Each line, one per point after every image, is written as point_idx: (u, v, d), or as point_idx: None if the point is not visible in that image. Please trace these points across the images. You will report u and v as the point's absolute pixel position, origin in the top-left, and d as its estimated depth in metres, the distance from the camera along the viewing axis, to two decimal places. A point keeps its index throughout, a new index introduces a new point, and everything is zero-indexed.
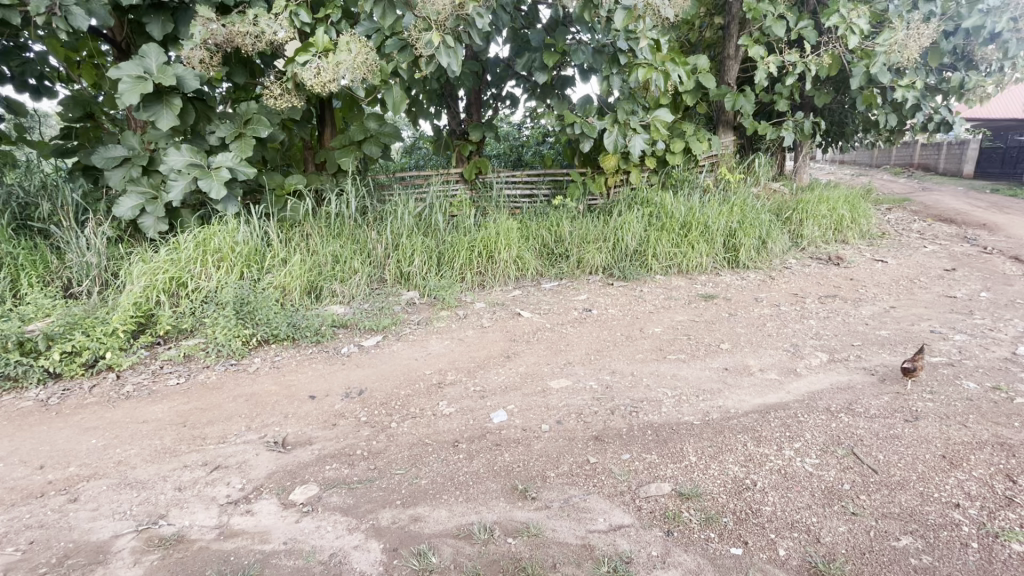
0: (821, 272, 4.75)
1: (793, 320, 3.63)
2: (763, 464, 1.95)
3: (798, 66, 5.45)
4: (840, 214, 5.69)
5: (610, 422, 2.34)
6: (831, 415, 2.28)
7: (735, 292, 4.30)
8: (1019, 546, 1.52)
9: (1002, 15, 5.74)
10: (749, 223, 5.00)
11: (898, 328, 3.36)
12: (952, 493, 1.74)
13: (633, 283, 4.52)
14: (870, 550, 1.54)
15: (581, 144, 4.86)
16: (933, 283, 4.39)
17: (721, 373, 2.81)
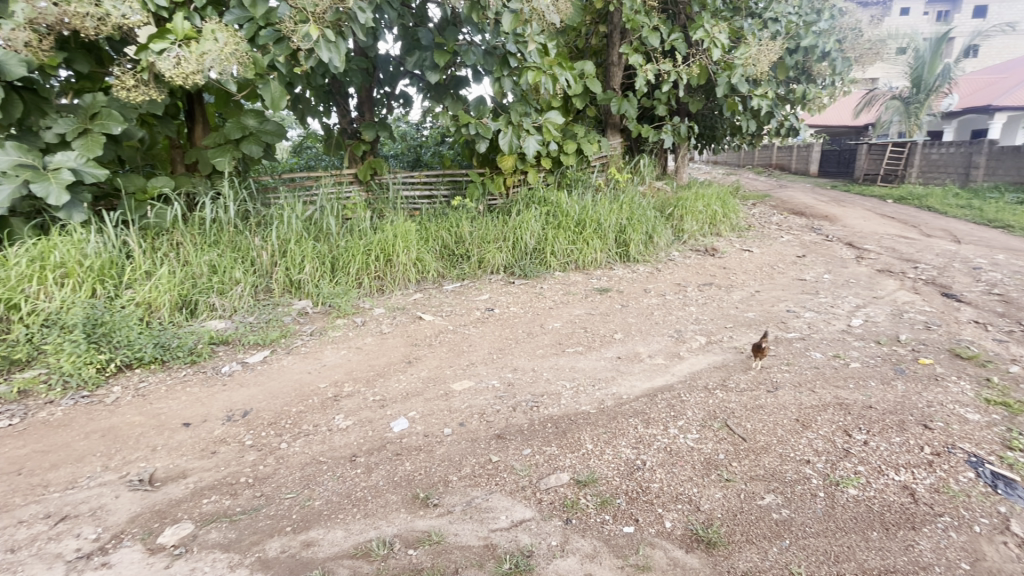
0: (699, 262, 5.22)
1: (677, 307, 3.95)
2: (651, 444, 2.08)
3: (672, 75, 5.94)
4: (714, 210, 6.30)
5: (512, 419, 2.37)
6: (709, 392, 2.51)
7: (627, 284, 4.58)
8: (854, 490, 1.78)
9: (829, 38, 6.83)
10: (637, 220, 5.35)
11: (761, 310, 3.79)
12: (804, 451, 1.99)
13: (533, 281, 4.64)
14: (742, 511, 1.71)
15: (477, 144, 4.88)
16: (789, 268, 5.02)
17: (614, 361, 2.98)
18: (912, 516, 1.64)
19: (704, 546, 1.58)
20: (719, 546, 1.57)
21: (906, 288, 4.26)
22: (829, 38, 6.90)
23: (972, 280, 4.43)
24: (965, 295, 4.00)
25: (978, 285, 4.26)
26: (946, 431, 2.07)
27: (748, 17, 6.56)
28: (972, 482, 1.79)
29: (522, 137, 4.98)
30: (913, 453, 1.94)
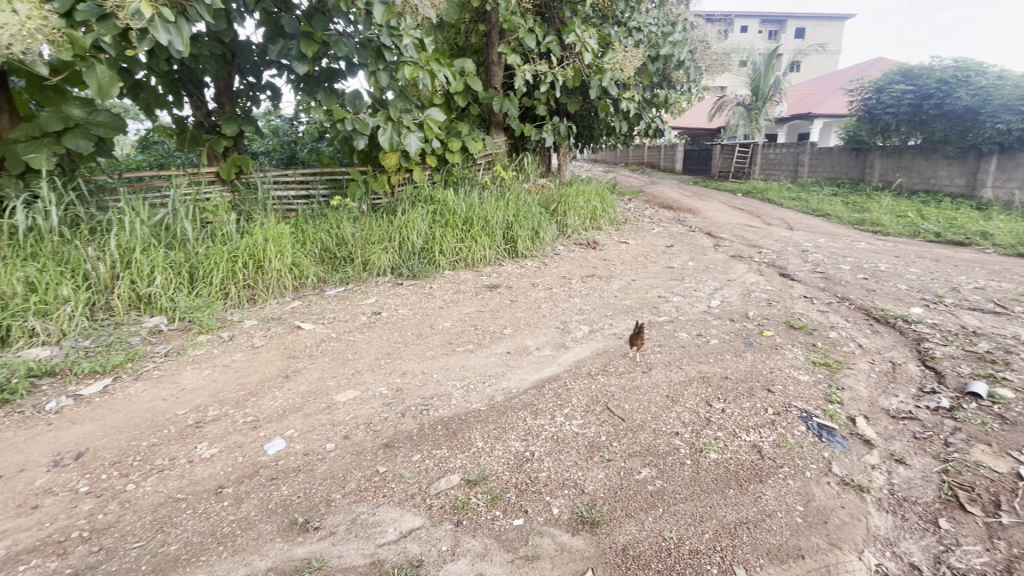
0: (582, 255, 5.50)
1: (563, 299, 4.12)
2: (539, 435, 2.14)
3: (548, 76, 6.15)
4: (593, 205, 6.67)
5: (401, 425, 2.30)
6: (591, 378, 2.65)
7: (516, 280, 4.67)
8: (714, 454, 1.98)
9: (683, 49, 7.56)
10: (523, 216, 5.48)
11: (637, 297, 4.10)
12: (674, 424, 2.18)
13: (422, 281, 4.54)
14: (622, 488, 1.82)
15: (354, 141, 4.62)
16: (660, 257, 5.49)
17: (503, 357, 3.02)
18: (760, 471, 1.87)
19: (589, 527, 1.65)
20: (602, 524, 1.66)
21: (753, 270, 4.87)
22: (683, 48, 7.61)
23: (802, 261, 5.18)
24: (797, 274, 4.68)
25: (806, 265, 5.00)
26: (783, 393, 2.39)
27: (615, 25, 7.02)
28: (804, 434, 2.09)
29: (403, 134, 4.81)
30: (759, 415, 2.21)
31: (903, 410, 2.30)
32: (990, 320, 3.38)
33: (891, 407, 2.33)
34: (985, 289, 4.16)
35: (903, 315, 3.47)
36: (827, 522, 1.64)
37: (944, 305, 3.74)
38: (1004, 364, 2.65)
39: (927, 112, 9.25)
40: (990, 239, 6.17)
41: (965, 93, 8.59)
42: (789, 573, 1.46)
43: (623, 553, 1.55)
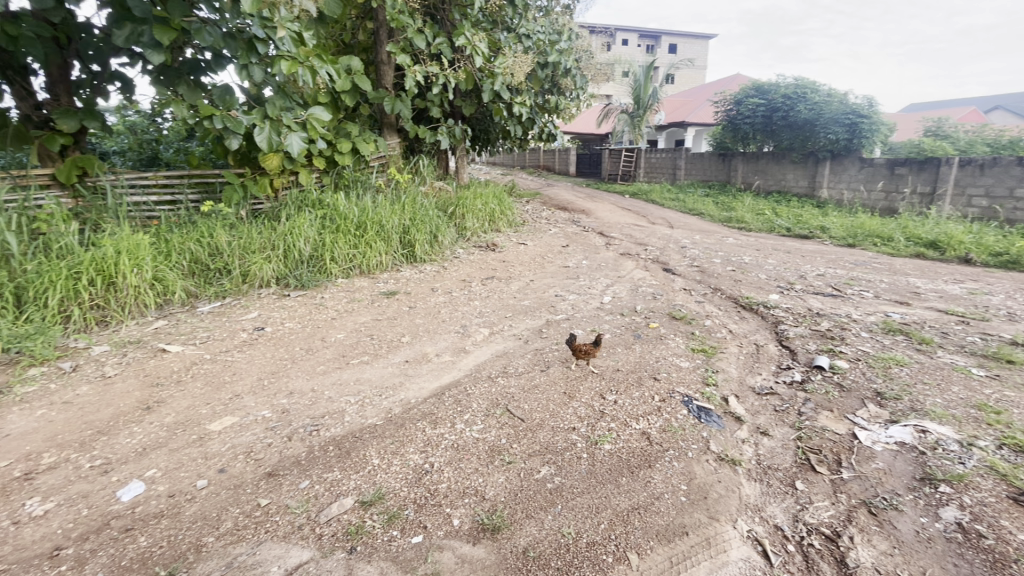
0: (482, 258, 5.51)
1: (463, 302, 4.10)
2: (439, 444, 2.09)
3: (440, 77, 6.06)
4: (491, 208, 6.72)
5: (287, 450, 2.11)
6: (491, 381, 2.65)
7: (414, 286, 4.55)
8: (608, 445, 2.07)
9: (570, 57, 7.88)
10: (420, 220, 5.35)
11: (535, 297, 4.19)
12: (571, 420, 2.24)
13: (312, 291, 4.24)
14: (522, 490, 1.82)
15: (227, 141, 4.17)
16: (556, 257, 5.67)
17: (402, 366, 2.91)
18: (648, 456, 1.98)
19: (489, 534, 1.63)
20: (503, 529, 1.64)
21: (640, 267, 5.22)
22: (569, 57, 7.94)
23: (681, 256, 5.66)
24: (678, 269, 5.09)
25: (685, 260, 5.47)
26: (667, 380, 2.57)
27: (505, 30, 7.12)
28: (686, 417, 2.26)
29: (283, 133, 4.41)
30: (647, 403, 2.36)
31: (765, 386, 2.58)
32: (829, 302, 3.93)
33: (756, 384, 2.61)
34: (825, 276, 4.84)
35: (763, 302, 3.91)
36: (707, 497, 1.77)
37: (794, 290, 4.29)
38: (840, 339, 3.09)
39: (777, 123, 10.60)
40: (827, 232, 7.21)
41: (804, 107, 10.01)
42: (675, 551, 1.56)
43: (523, 555, 1.54)
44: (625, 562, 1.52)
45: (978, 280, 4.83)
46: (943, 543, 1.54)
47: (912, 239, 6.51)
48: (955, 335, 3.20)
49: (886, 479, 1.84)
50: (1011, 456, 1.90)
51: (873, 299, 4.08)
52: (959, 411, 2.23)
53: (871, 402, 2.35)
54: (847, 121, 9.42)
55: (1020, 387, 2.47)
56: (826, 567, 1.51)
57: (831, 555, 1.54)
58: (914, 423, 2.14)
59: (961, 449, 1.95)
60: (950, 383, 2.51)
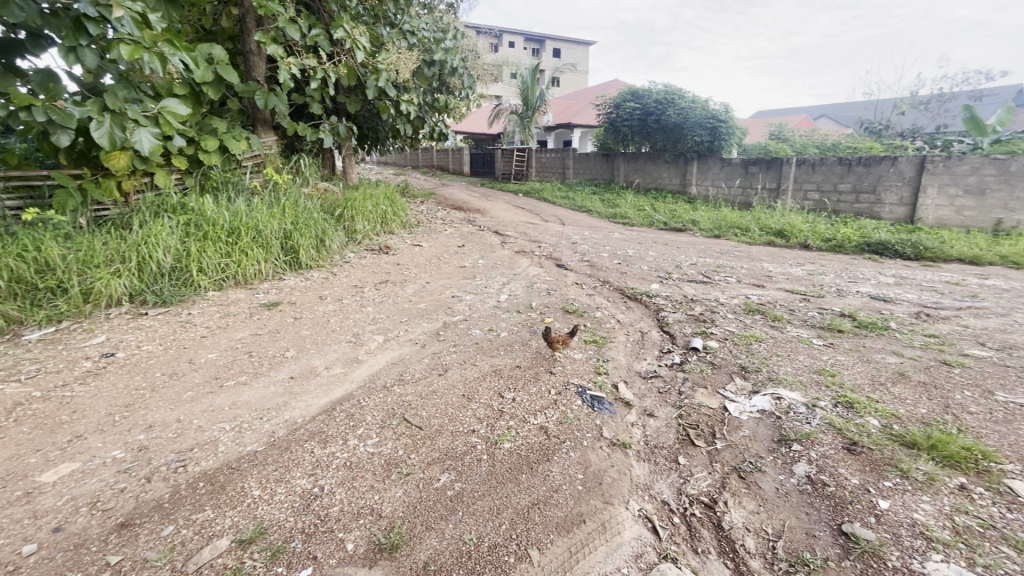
0: (374, 262, 5.28)
1: (354, 310, 3.89)
2: (330, 465, 1.95)
3: (318, 72, 5.66)
4: (383, 209, 6.47)
5: (146, 494, 1.83)
6: (386, 391, 2.54)
7: (299, 295, 4.22)
8: (507, 444, 2.07)
9: (456, 56, 7.81)
10: (303, 224, 4.98)
11: (431, 299, 4.11)
12: (470, 422, 2.22)
13: (176, 307, 3.74)
14: (422, 502, 1.75)
15: (54, 137, 3.52)
16: (452, 258, 5.62)
17: (287, 383, 2.68)
18: (547, 450, 2.02)
19: (386, 555, 1.54)
20: (402, 546, 1.57)
21: (535, 264, 5.35)
22: (455, 56, 7.87)
23: (572, 252, 5.90)
24: (569, 264, 5.30)
25: (576, 255, 5.71)
26: (563, 373, 2.66)
27: (387, 26, 6.87)
28: (580, 407, 2.34)
29: (130, 129, 3.82)
30: (544, 398, 2.41)
31: (650, 370, 2.77)
32: (701, 289, 4.33)
33: (642, 369, 2.80)
34: (697, 265, 5.35)
35: (646, 291, 4.21)
36: (601, 483, 1.85)
37: (672, 279, 4.68)
38: (711, 321, 3.42)
39: (651, 126, 11.49)
40: (697, 225, 7.98)
41: (673, 112, 10.96)
42: (574, 541, 1.60)
43: (423, 571, 1.48)
44: (527, 560, 1.52)
45: (814, 263, 5.64)
46: (797, 495, 1.75)
47: (764, 229, 7.44)
48: (800, 311, 3.70)
49: (751, 445, 2.06)
50: (844, 412, 2.22)
51: (736, 283, 4.58)
52: (805, 377, 2.57)
53: (737, 376, 2.63)
54: (709, 125, 10.47)
55: (848, 352, 2.92)
56: (706, 533, 1.64)
57: (710, 521, 1.68)
58: (771, 392, 2.42)
59: (807, 410, 2.24)
60: (797, 353, 2.89)
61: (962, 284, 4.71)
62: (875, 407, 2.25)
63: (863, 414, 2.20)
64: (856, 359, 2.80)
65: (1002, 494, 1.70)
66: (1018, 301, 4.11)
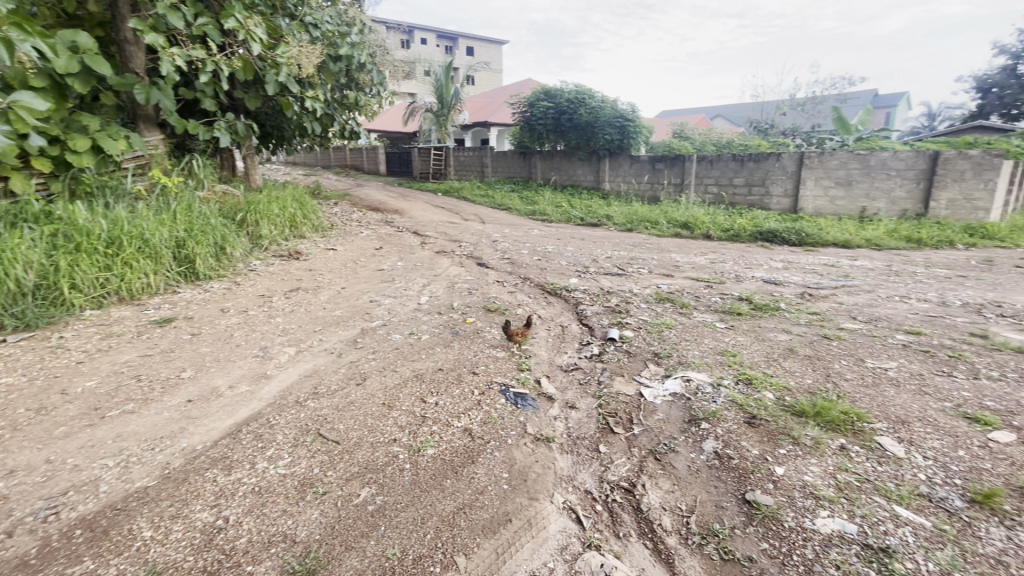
0: (284, 269, 4.95)
1: (261, 321, 3.61)
2: (236, 493, 1.79)
3: (208, 65, 5.17)
4: (291, 211, 6.08)
5: (6, 552, 1.56)
6: (299, 406, 2.38)
7: (197, 308, 3.85)
8: (431, 450, 2.02)
9: (363, 51, 7.50)
10: (198, 231, 4.55)
11: (347, 306, 3.92)
12: (391, 432, 2.14)
13: (43, 332, 3.26)
14: (340, 521, 1.66)
15: None
16: (369, 261, 5.41)
17: (184, 407, 2.42)
18: (471, 452, 2.00)
19: None
20: (320, 570, 1.48)
21: (456, 264, 5.30)
22: (363, 52, 7.57)
23: (493, 250, 5.91)
24: (490, 262, 5.30)
25: (496, 253, 5.73)
26: (485, 372, 2.65)
27: (286, 17, 6.43)
28: (503, 405, 2.35)
29: None
30: (467, 399, 2.38)
31: (571, 363, 2.84)
32: (616, 281, 4.52)
33: (563, 362, 2.86)
34: (612, 258, 5.57)
35: (565, 286, 4.31)
36: (526, 480, 1.86)
37: (589, 273, 4.84)
38: (625, 312, 3.58)
39: (564, 124, 11.80)
40: (612, 220, 8.32)
41: (584, 111, 11.33)
42: (500, 541, 1.59)
43: None
44: (453, 567, 1.49)
45: (716, 252, 6.10)
46: (706, 470, 1.87)
47: (671, 222, 7.92)
48: (705, 297, 3.97)
49: (665, 427, 2.17)
50: (745, 388, 2.41)
51: (647, 274, 4.83)
52: (710, 358, 2.76)
53: (651, 362, 2.76)
54: (619, 124, 10.94)
55: (746, 333, 3.18)
56: (626, 517, 1.70)
57: (629, 505, 1.75)
58: (682, 375, 2.58)
59: (713, 390, 2.41)
60: (703, 336, 3.10)
61: (837, 266, 5.31)
62: (771, 381, 2.47)
63: (760, 389, 2.40)
64: (753, 339, 3.06)
65: (874, 449, 1.93)
66: (881, 279, 4.71)
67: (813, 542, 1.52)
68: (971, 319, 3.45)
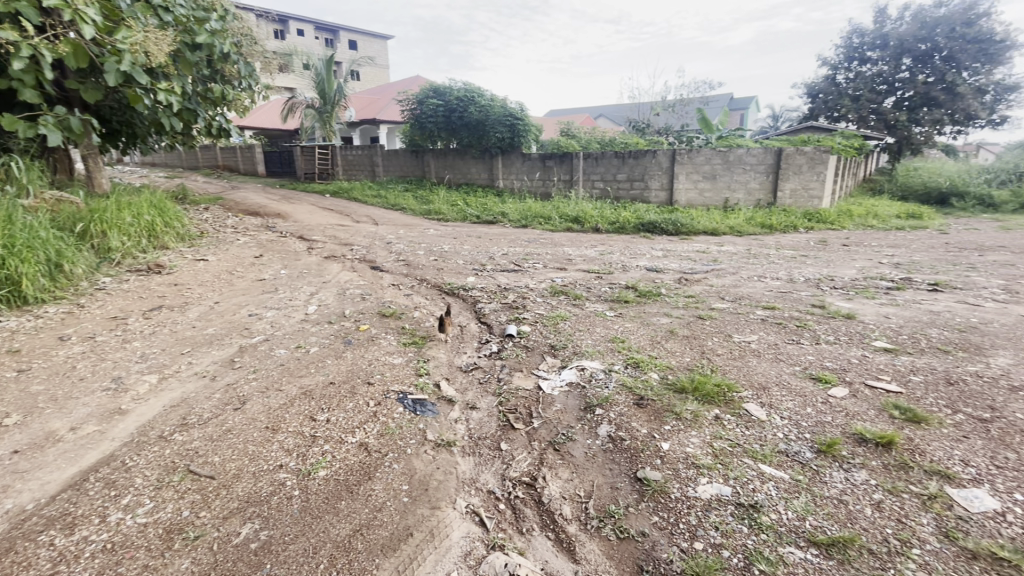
0: (142, 285, 4.33)
1: (114, 348, 3.12)
2: (81, 555, 1.52)
3: (23, 49, 4.31)
4: (148, 219, 5.34)
5: None
6: (164, 442, 2.09)
7: (27, 339, 3.22)
8: (323, 471, 1.88)
9: (226, 39, 6.74)
10: (24, 247, 3.81)
11: (222, 322, 3.53)
12: (277, 457, 1.96)
13: None
14: (216, 567, 1.47)
15: None
16: (247, 271, 4.94)
17: (8, 461, 2.00)
18: (367, 468, 1.89)
19: None
20: None
21: (347, 268, 5.02)
22: (225, 40, 6.77)
23: (387, 252, 5.70)
24: (384, 265, 5.10)
25: (391, 255, 5.53)
26: (381, 382, 2.53)
27: None
28: (402, 414, 2.26)
29: None
30: (362, 412, 2.26)
31: (470, 363, 2.82)
32: (512, 277, 4.58)
33: (462, 363, 2.82)
34: (508, 254, 5.65)
35: (462, 285, 4.28)
36: (428, 489, 1.80)
37: (486, 271, 4.86)
38: (522, 307, 3.64)
39: (455, 122, 11.72)
40: (507, 217, 8.45)
41: (474, 109, 11.34)
42: (401, 558, 1.52)
43: None
44: None
45: (605, 244, 6.45)
46: (602, 455, 1.96)
47: (563, 216, 8.24)
48: (595, 288, 4.18)
49: (563, 417, 2.23)
50: (633, 371, 2.57)
51: (542, 269, 4.97)
52: (602, 346, 2.90)
53: (548, 355, 2.84)
54: (509, 122, 11.10)
55: (633, 319, 3.39)
56: (529, 512, 1.72)
57: (532, 499, 1.77)
58: (576, 365, 2.67)
59: (605, 376, 2.53)
60: (595, 325, 3.26)
61: (707, 252, 5.88)
62: (655, 363, 2.66)
63: (646, 370, 2.57)
64: (639, 324, 3.27)
65: (742, 416, 2.15)
66: (742, 261, 5.30)
67: (696, 509, 1.65)
68: (812, 292, 4.01)
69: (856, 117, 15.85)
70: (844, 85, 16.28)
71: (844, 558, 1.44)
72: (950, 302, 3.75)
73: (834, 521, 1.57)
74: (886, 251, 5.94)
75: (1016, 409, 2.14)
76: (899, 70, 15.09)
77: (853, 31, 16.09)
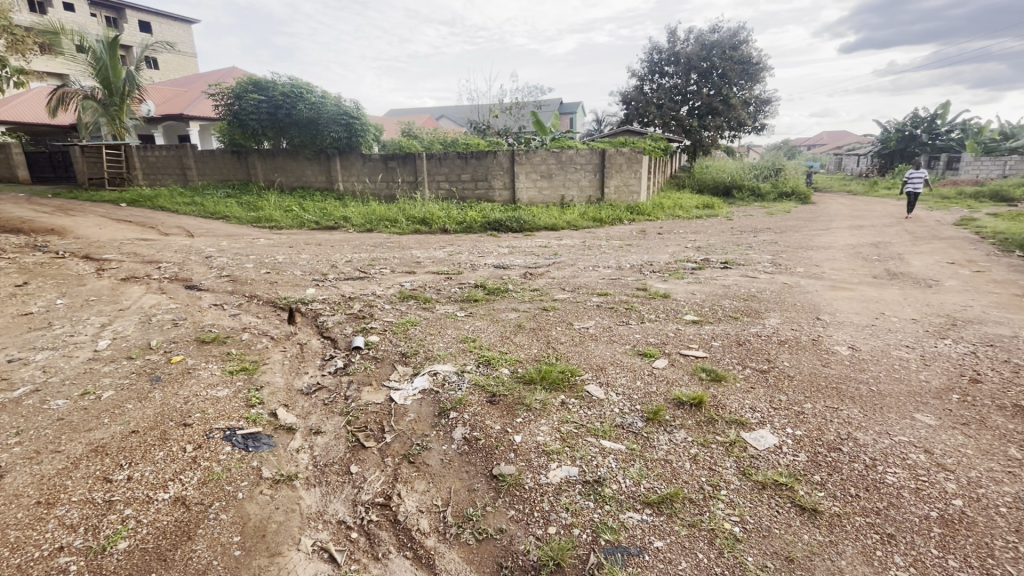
0: None
1: None
2: None
3: None
4: None
5: None
6: None
7: None
8: (124, 542, 1.55)
9: None
10: None
11: None
12: (55, 537, 1.56)
13: None
14: None
15: None
16: (4, 304, 3.86)
17: None
18: (186, 527, 1.61)
19: None
20: None
21: (152, 291, 4.24)
22: None
23: (206, 268, 4.96)
24: (203, 283, 4.42)
25: (211, 271, 4.82)
26: (201, 421, 2.17)
27: None
28: (229, 455, 1.96)
29: None
30: (176, 461, 1.91)
31: (312, 384, 2.58)
32: (358, 285, 4.33)
33: (303, 385, 2.57)
34: (352, 261, 5.33)
35: (301, 298, 3.92)
36: (265, 534, 1.59)
37: (328, 280, 4.51)
38: (369, 316, 3.45)
39: (283, 120, 10.65)
40: (350, 222, 7.99)
41: (304, 106, 10.41)
42: None
43: None
44: None
45: (453, 244, 6.47)
46: (458, 459, 1.94)
47: (410, 219, 8.07)
48: (445, 289, 4.16)
49: (416, 427, 2.16)
50: (484, 369, 2.60)
51: (389, 274, 4.79)
52: (454, 348, 2.89)
53: (399, 364, 2.73)
54: (344, 121, 10.42)
55: (483, 317, 3.45)
56: (385, 534, 1.62)
57: (387, 520, 1.68)
58: (428, 370, 2.61)
59: (458, 378, 2.52)
60: (445, 328, 3.23)
61: (548, 246, 6.27)
62: (506, 358, 2.73)
63: (497, 367, 2.63)
64: (489, 321, 3.34)
65: (586, 398, 2.32)
66: (578, 254, 5.76)
67: (548, 495, 1.72)
68: (636, 277, 4.52)
69: (661, 122, 18.35)
70: (650, 94, 18.71)
71: (672, 511, 1.63)
72: (736, 276, 4.54)
73: (663, 480, 1.77)
74: (690, 237, 6.99)
75: (784, 359, 2.67)
76: (689, 83, 17.87)
77: (653, 48, 18.56)
